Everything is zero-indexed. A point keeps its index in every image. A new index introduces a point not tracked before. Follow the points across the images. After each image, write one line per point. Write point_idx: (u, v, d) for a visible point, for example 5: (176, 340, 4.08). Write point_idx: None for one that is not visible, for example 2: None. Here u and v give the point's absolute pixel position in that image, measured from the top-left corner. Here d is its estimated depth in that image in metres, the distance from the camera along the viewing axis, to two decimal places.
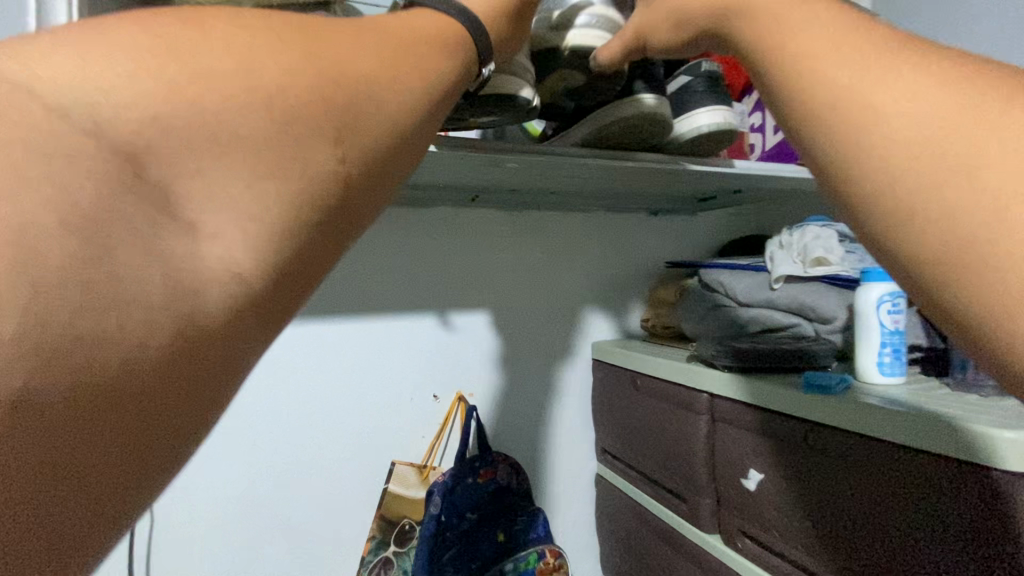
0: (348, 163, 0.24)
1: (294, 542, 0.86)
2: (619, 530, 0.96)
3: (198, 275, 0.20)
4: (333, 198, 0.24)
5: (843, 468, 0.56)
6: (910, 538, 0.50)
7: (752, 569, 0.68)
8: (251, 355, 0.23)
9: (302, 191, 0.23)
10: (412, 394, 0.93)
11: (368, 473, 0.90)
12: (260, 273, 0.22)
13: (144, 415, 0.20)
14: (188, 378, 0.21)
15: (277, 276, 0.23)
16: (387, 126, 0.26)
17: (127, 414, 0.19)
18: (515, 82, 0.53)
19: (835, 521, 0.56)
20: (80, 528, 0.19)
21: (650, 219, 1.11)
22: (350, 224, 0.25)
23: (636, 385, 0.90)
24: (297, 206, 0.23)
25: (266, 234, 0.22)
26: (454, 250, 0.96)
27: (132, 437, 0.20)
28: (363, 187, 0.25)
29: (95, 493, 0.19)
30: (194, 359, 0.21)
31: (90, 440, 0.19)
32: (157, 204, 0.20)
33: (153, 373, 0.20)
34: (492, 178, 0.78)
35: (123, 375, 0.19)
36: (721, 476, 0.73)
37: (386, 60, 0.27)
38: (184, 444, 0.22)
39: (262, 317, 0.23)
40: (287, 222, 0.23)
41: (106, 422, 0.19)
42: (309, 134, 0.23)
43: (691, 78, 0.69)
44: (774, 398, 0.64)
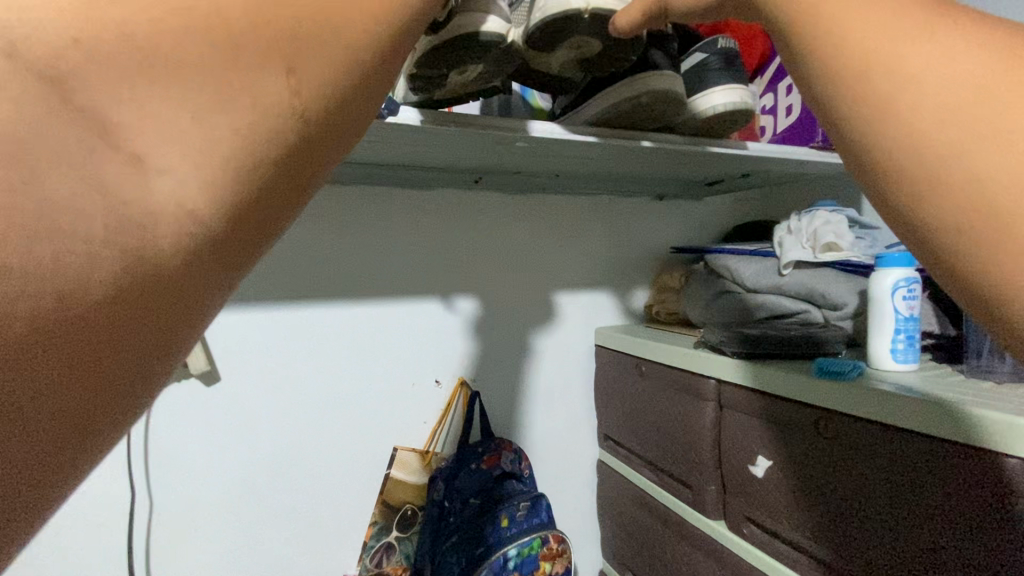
0: (320, 98, 0.20)
1: (295, 527, 0.85)
2: (621, 516, 0.96)
3: (166, 227, 0.17)
4: (302, 138, 0.20)
5: (853, 456, 0.55)
6: (920, 526, 0.49)
7: (758, 555, 0.68)
8: (220, 289, 0.20)
9: (305, 142, 0.20)
10: (414, 379, 0.92)
11: (370, 458, 0.89)
12: (222, 215, 0.18)
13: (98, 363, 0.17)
14: (151, 311, 0.18)
15: (240, 221, 0.19)
16: (374, 51, 0.21)
17: (78, 360, 0.17)
18: (476, 17, 0.51)
19: (843, 508, 0.56)
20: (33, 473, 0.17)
21: (656, 204, 1.09)
22: (319, 167, 0.21)
23: (641, 371, 0.89)
24: (259, 147, 0.19)
25: (224, 176, 0.18)
26: (457, 233, 0.94)
27: (90, 377, 0.17)
28: (338, 122, 0.21)
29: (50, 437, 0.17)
30: (157, 290, 0.18)
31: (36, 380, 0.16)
32: (87, 128, 0.16)
33: (110, 306, 0.17)
34: (498, 158, 0.76)
35: (73, 309, 0.16)
36: (727, 463, 0.72)
37: None
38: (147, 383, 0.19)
39: (224, 258, 0.19)
40: (288, 189, 0.21)
41: (53, 360, 0.16)
42: (269, 55, 0.18)
43: (705, 56, 0.67)
44: (782, 385, 0.63)
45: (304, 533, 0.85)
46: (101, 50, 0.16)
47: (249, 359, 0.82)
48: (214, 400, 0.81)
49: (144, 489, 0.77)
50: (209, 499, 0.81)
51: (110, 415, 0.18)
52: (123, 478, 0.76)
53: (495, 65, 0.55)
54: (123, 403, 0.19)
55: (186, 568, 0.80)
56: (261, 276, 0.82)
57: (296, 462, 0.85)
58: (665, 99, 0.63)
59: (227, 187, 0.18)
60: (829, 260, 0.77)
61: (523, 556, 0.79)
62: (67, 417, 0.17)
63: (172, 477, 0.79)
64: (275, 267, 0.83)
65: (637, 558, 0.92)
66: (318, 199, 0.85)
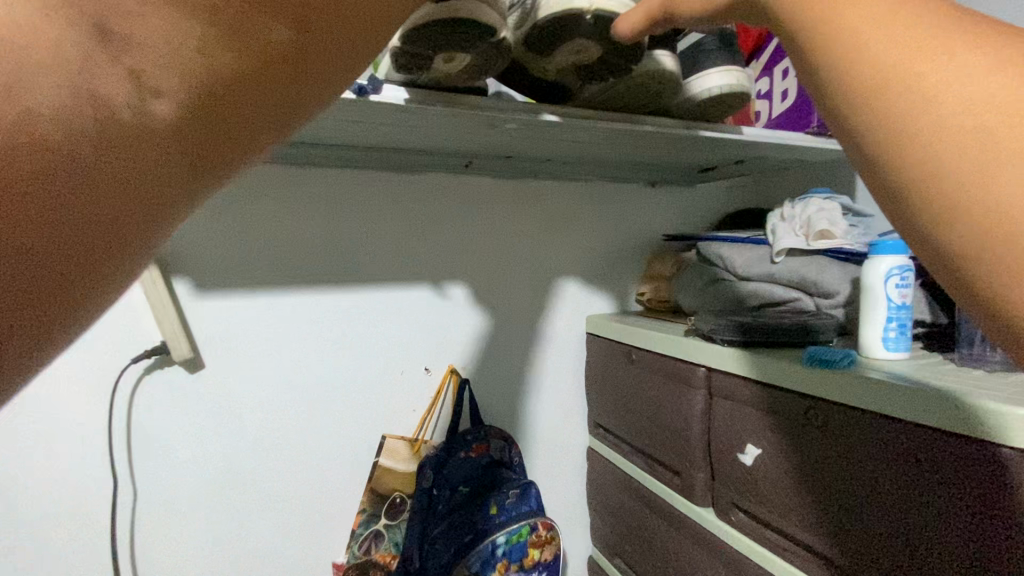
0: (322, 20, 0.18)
1: (283, 514, 0.84)
2: (611, 503, 0.97)
3: (160, 110, 0.17)
4: (301, 61, 0.19)
5: (844, 445, 0.55)
6: (910, 515, 0.49)
7: (746, 542, 0.68)
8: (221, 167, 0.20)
9: (305, 64, 0.19)
10: (404, 366, 0.91)
11: (358, 446, 0.88)
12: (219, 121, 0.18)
13: (91, 217, 0.17)
14: (144, 167, 0.17)
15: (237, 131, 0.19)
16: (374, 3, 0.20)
17: (74, 208, 0.16)
18: (485, 11, 0.48)
19: (832, 496, 0.56)
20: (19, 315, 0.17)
21: (650, 190, 1.08)
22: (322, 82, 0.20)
23: (633, 359, 0.89)
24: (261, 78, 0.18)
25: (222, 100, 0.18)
26: (447, 218, 0.92)
27: (79, 222, 0.17)
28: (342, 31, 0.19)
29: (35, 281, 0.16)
30: (150, 144, 0.17)
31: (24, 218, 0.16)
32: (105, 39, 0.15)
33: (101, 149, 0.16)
34: (488, 141, 0.75)
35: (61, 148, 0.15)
36: (717, 451, 0.72)
37: None
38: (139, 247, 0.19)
39: (221, 150, 0.19)
40: (281, 108, 0.20)
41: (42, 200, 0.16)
42: None
43: (703, 36, 0.65)
44: (773, 372, 0.63)
45: (292, 520, 0.85)
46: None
47: (234, 346, 0.81)
48: (199, 388, 0.79)
49: (127, 477, 0.76)
50: (195, 486, 0.80)
51: (104, 272, 0.18)
52: (106, 465, 0.75)
53: (484, 59, 0.54)
54: (115, 265, 0.19)
55: (172, 556, 0.79)
56: (246, 261, 0.81)
57: (284, 449, 0.84)
58: (659, 81, 0.61)
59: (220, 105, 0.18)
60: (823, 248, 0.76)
61: (511, 543, 0.80)
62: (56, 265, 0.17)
63: (157, 465, 0.78)
64: (261, 252, 0.81)
65: (626, 544, 0.93)
66: (304, 182, 0.83)
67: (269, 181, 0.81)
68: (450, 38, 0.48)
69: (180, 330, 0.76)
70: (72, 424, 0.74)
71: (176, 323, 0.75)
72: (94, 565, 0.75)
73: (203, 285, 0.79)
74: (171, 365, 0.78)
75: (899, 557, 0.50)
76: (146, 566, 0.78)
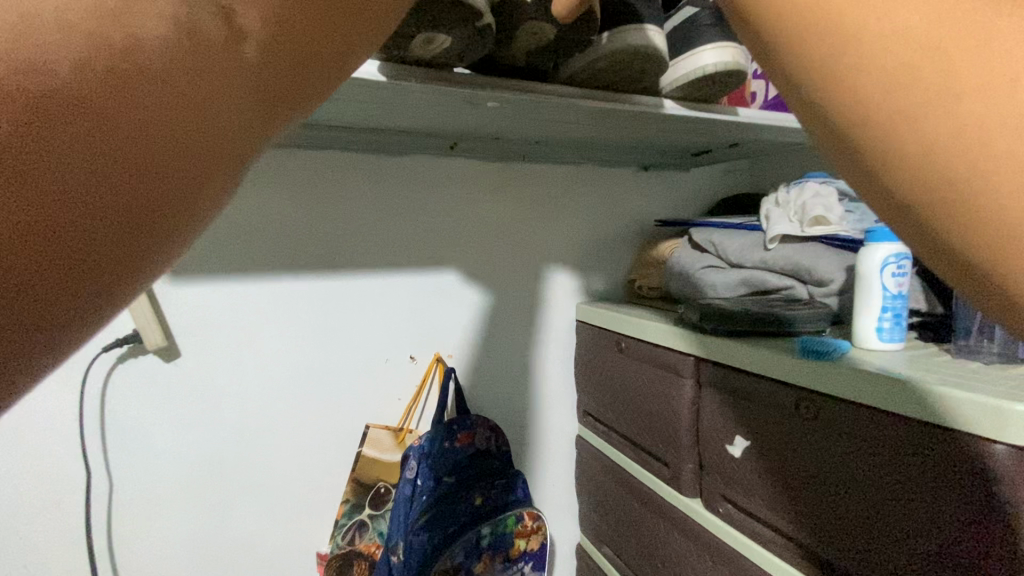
0: None
1: (264, 504, 0.83)
2: (600, 492, 0.96)
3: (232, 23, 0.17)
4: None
5: (835, 439, 0.53)
6: (901, 512, 0.48)
7: (733, 534, 0.67)
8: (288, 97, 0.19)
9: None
10: (389, 354, 0.89)
11: (341, 435, 0.86)
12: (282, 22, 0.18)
13: (153, 154, 0.16)
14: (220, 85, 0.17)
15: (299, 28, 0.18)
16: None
17: (160, 127, 0.16)
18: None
19: (822, 492, 0.54)
20: (110, 250, 0.16)
21: (642, 174, 1.05)
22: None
23: (622, 348, 0.87)
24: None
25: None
26: (432, 203, 0.89)
27: (173, 148, 0.16)
28: None
29: (129, 210, 0.16)
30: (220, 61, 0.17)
31: (124, 140, 0.15)
32: None
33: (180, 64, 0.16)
34: (472, 121, 0.71)
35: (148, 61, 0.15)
36: (706, 442, 0.70)
37: None
38: (220, 179, 0.18)
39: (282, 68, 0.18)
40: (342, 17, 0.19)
41: (133, 119, 0.15)
42: None
43: (697, 11, 0.63)
44: (763, 363, 0.61)
45: (275, 511, 0.83)
46: None
47: (213, 335, 0.78)
48: (176, 377, 0.77)
49: (103, 469, 0.74)
50: (174, 478, 0.78)
51: (198, 209, 0.18)
52: (80, 458, 0.73)
53: (465, 44, 0.51)
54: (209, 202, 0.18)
55: (153, 548, 0.77)
56: (223, 246, 0.78)
57: (266, 439, 0.82)
58: (647, 57, 0.59)
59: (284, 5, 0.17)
60: (816, 234, 0.74)
61: (496, 533, 0.79)
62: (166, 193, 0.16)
63: (134, 457, 0.76)
64: (238, 237, 0.78)
65: (614, 533, 0.92)
66: (283, 165, 0.80)
67: None
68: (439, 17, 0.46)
69: (153, 319, 0.73)
70: (44, 416, 0.72)
71: (148, 311, 0.72)
72: (72, 559, 0.74)
73: (179, 272, 0.76)
74: (145, 355, 0.76)
75: (887, 554, 0.49)
76: (123, 558, 0.76)
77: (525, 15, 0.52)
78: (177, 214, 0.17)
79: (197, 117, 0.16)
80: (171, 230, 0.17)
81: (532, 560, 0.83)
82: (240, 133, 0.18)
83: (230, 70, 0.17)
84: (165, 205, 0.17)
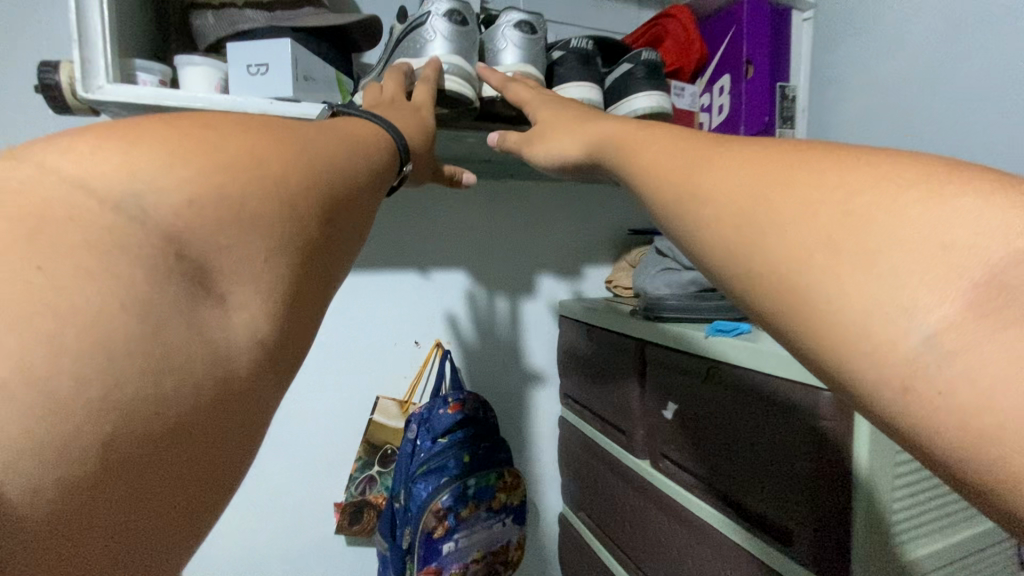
0: (353, 164, 0.33)
1: (293, 461, 1.00)
2: (575, 462, 1.12)
3: (309, 241, 0.27)
4: (349, 192, 0.32)
5: (729, 395, 0.68)
6: (771, 448, 0.62)
7: (668, 482, 0.82)
8: (315, 315, 0.28)
9: (355, 203, 0.32)
10: (397, 341, 1.06)
11: (357, 405, 1.04)
12: (323, 229, 0.28)
13: (273, 355, 0.25)
14: (302, 309, 0.27)
15: (330, 229, 0.29)
16: (357, 174, 0.33)
17: (284, 342, 0.26)
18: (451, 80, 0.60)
19: (729, 442, 0.68)
20: (219, 421, 0.22)
21: (619, 189, 1.21)
22: (360, 207, 0.33)
23: (591, 337, 1.03)
24: (335, 211, 0.30)
25: (327, 224, 0.29)
26: (436, 215, 1.06)
27: (279, 349, 0.25)
28: (359, 188, 0.33)
29: (251, 388, 0.24)
30: (306, 281, 0.27)
31: (269, 349, 0.24)
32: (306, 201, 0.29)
33: (295, 291, 0.26)
34: (466, 149, 0.87)
35: (295, 290, 0.26)
36: (649, 409, 0.86)
37: (336, 150, 0.32)
38: (286, 365, 0.26)
39: (317, 275, 0.28)
40: (348, 238, 0.31)
41: (277, 338, 0.25)
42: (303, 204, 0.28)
43: (631, 66, 0.73)
44: (684, 341, 0.76)
45: (303, 467, 1.00)
46: (318, 155, 0.30)
47: None
48: None
49: None
50: None
51: (282, 379, 0.26)
52: None
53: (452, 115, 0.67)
54: (288, 371, 0.26)
55: None
56: None
57: (297, 405, 0.99)
58: None
59: (326, 232, 0.29)
60: None
61: (480, 484, 0.94)
62: (291, 329, 0.26)
63: None
64: None
65: (588, 498, 1.07)
66: None
67: None
68: None
69: None
70: None
71: None
72: None
73: None
74: None
75: (767, 484, 0.63)
76: None
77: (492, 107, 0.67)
78: (272, 367, 0.25)
79: (298, 303, 0.26)
80: (276, 374, 0.25)
81: (512, 512, 0.99)
82: (313, 316, 0.28)
83: (316, 251, 0.28)
84: (259, 386, 0.24)
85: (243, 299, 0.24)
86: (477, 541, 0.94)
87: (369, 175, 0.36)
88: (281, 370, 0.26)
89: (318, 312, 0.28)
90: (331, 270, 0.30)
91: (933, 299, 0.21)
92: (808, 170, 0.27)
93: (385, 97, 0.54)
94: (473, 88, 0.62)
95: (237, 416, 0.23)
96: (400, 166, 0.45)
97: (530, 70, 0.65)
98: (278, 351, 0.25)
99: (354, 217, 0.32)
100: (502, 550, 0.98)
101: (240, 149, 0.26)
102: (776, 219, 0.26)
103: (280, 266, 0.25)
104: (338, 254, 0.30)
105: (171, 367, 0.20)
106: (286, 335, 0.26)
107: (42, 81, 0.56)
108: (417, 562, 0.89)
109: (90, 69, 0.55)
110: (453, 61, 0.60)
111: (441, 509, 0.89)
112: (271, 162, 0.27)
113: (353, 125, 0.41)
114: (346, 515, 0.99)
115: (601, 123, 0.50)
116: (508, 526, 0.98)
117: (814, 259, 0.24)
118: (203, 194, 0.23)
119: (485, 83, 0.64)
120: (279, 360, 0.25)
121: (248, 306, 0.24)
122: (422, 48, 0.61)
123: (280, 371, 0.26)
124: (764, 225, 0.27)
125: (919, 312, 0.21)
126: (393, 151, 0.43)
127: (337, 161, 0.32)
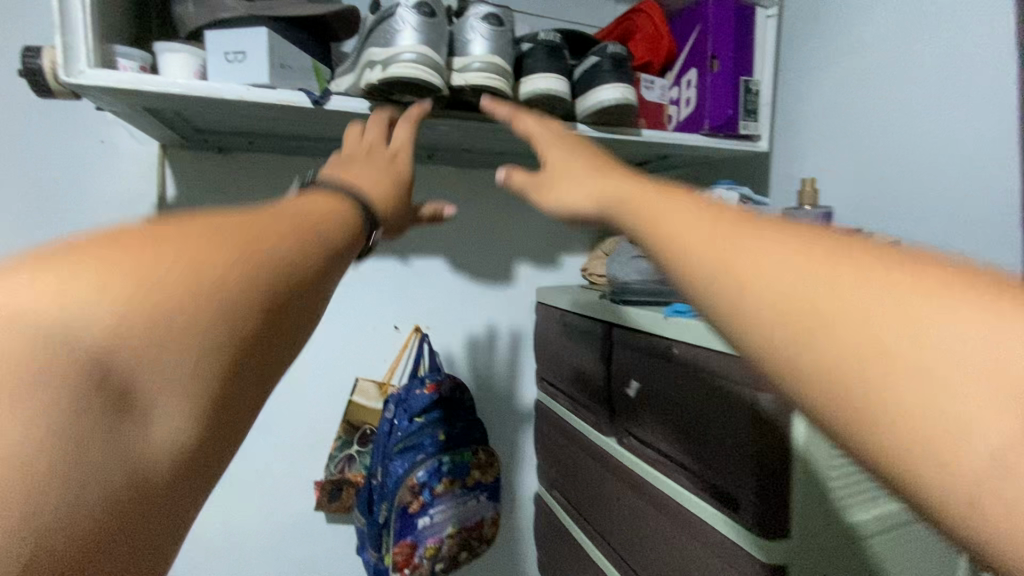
0: (311, 234, 0.31)
1: (274, 439, 1.03)
2: (548, 443, 1.16)
3: (250, 334, 0.26)
4: (309, 265, 0.30)
5: (684, 371, 0.72)
6: (719, 420, 0.66)
7: (631, 458, 0.86)
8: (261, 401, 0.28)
9: (317, 276, 0.31)
10: (376, 325, 1.09)
11: (337, 387, 1.07)
12: (268, 313, 0.27)
13: (204, 458, 0.25)
14: (244, 401, 0.26)
15: (281, 310, 0.27)
16: (319, 245, 0.31)
17: (218, 444, 0.25)
18: (418, 69, 0.62)
19: (685, 416, 0.72)
20: (130, 541, 0.22)
21: (596, 180, 1.24)
22: (321, 273, 0.31)
23: (564, 321, 1.06)
24: (285, 287, 0.28)
25: (274, 301, 0.27)
26: (415, 202, 1.09)
27: (214, 445, 0.25)
28: (319, 255, 0.31)
29: (174, 497, 0.24)
30: (247, 378, 0.26)
31: (194, 454, 0.24)
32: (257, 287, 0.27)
33: (236, 389, 0.26)
34: (441, 138, 0.90)
35: (232, 389, 0.25)
36: (614, 389, 0.89)
37: (296, 229, 0.31)
38: (222, 459, 0.26)
39: (262, 362, 0.27)
40: (307, 314, 0.30)
41: (209, 440, 0.25)
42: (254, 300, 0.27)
43: (598, 59, 0.76)
44: (646, 322, 0.80)
45: (284, 446, 1.04)
46: (267, 239, 0.28)
47: None
48: None
49: None
50: None
51: (216, 472, 0.26)
52: None
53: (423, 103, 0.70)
54: (225, 461, 0.26)
55: None
56: None
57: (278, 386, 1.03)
58: (555, 101, 0.74)
59: (273, 319, 0.27)
60: None
61: (454, 462, 0.98)
62: (230, 421, 0.26)
63: None
64: None
65: (560, 477, 1.11)
66: (293, 170, 1.01)
67: (261, 165, 0.98)
68: (392, 88, 0.66)
69: None
70: None
71: None
72: None
73: None
74: None
75: (716, 454, 0.67)
76: None
77: (462, 95, 0.70)
78: (203, 469, 0.25)
79: (237, 400, 0.26)
80: (210, 470, 0.26)
81: (486, 490, 1.03)
82: (256, 407, 0.27)
83: (260, 345, 0.26)
84: (185, 489, 0.24)
85: (166, 419, 0.23)
86: (451, 516, 0.97)
87: (334, 234, 0.34)
88: (216, 466, 0.26)
89: (267, 395, 0.28)
90: (285, 354, 0.29)
91: (989, 422, 0.18)
92: (825, 250, 0.25)
93: (365, 143, 0.55)
94: (440, 76, 0.65)
95: (156, 529, 0.23)
96: (365, 232, 0.40)
97: (497, 60, 0.68)
98: (211, 449, 0.25)
99: (314, 285, 0.30)
100: (477, 526, 1.02)
101: (172, 259, 0.24)
102: (804, 317, 0.23)
103: (209, 369, 0.24)
104: (296, 332, 0.29)
105: (68, 509, 0.20)
106: (222, 433, 0.25)
107: (25, 65, 0.59)
108: (392, 535, 0.93)
109: (72, 54, 0.58)
110: (421, 51, 0.63)
111: (416, 485, 0.94)
112: (203, 269, 0.25)
113: (303, 204, 0.36)
114: (325, 493, 1.03)
115: (614, 175, 0.42)
116: (482, 504, 1.02)
117: (861, 366, 0.21)
118: (119, 311, 0.22)
119: (455, 73, 0.67)
120: (211, 460, 0.25)
121: (172, 421, 0.23)
122: (392, 38, 0.64)
123: (213, 467, 0.26)
124: (799, 321, 0.23)
125: (979, 433, 0.18)
126: (369, 218, 0.40)
127: (294, 234, 0.30)
